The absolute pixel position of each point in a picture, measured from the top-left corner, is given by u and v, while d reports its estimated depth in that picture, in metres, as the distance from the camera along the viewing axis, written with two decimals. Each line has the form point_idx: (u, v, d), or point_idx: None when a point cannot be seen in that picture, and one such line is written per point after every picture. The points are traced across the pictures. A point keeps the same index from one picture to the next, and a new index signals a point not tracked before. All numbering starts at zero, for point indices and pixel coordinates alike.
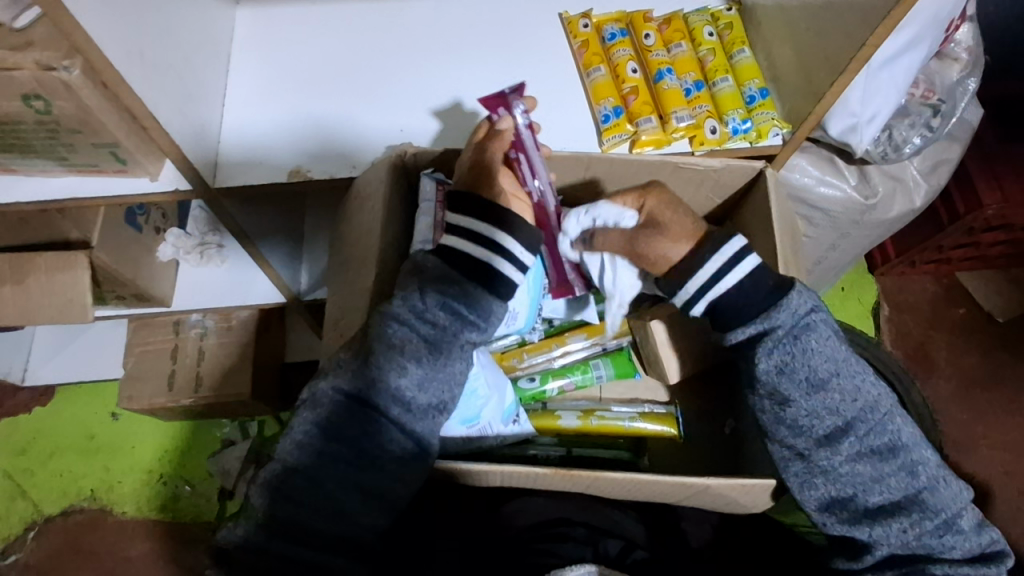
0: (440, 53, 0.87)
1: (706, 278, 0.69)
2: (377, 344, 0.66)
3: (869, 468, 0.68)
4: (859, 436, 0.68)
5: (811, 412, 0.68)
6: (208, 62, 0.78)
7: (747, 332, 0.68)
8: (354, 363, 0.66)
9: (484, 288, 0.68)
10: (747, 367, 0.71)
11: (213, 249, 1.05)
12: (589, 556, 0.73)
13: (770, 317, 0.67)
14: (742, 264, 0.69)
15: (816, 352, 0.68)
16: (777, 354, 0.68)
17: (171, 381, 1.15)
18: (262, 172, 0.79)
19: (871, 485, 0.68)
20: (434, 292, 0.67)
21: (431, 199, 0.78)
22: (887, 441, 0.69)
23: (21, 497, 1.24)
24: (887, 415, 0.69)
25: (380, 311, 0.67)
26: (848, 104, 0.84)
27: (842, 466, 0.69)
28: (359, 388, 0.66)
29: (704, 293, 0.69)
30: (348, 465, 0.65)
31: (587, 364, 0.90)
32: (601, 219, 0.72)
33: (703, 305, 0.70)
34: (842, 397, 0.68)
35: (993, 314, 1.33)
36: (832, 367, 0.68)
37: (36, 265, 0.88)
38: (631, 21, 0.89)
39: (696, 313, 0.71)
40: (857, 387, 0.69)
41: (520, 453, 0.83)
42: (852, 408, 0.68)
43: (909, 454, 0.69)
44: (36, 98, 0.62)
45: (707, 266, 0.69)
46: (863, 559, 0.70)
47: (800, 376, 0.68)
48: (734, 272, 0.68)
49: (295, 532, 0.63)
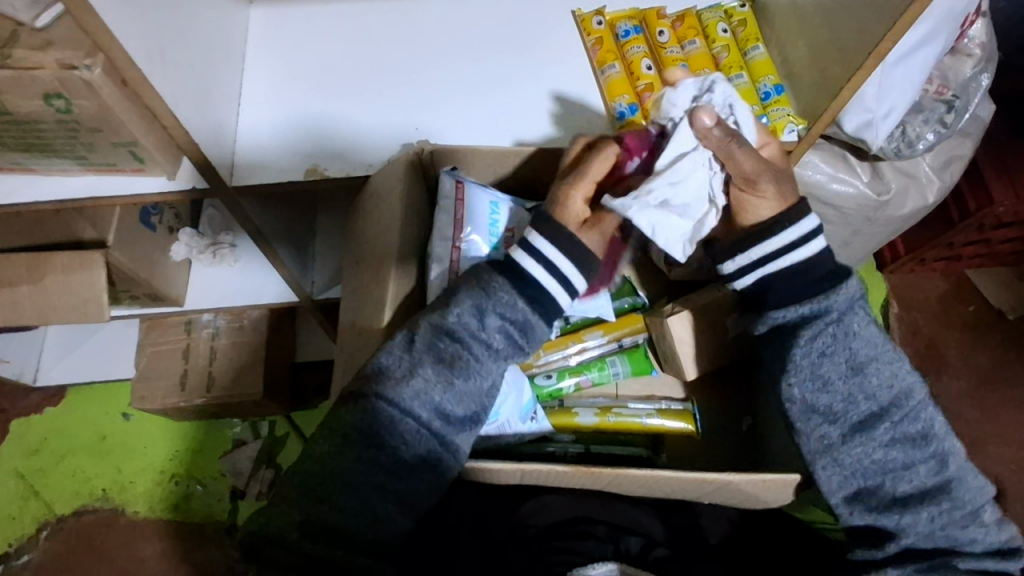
0: (453, 52, 0.87)
1: (771, 251, 0.70)
2: (431, 346, 0.68)
3: (903, 455, 0.69)
4: (893, 423, 0.69)
5: (847, 396, 0.69)
6: (225, 60, 0.79)
7: (796, 311, 0.70)
8: (403, 358, 0.68)
9: (537, 315, 0.70)
10: (778, 355, 0.72)
11: (226, 250, 1.03)
12: (610, 554, 0.74)
13: (827, 299, 0.69)
14: (811, 244, 0.70)
15: (858, 336, 0.69)
16: (821, 337, 0.69)
17: (184, 381, 1.16)
18: (277, 171, 0.79)
19: (901, 472, 0.69)
20: (493, 312, 0.69)
21: (451, 197, 0.81)
22: (921, 428, 0.70)
23: (34, 497, 1.25)
24: (922, 403, 0.70)
25: (435, 314, 0.69)
26: (864, 100, 0.84)
27: (876, 452, 0.69)
28: (403, 385, 0.67)
29: (761, 264, 0.71)
30: (385, 460, 0.65)
31: (604, 361, 0.89)
32: (735, 119, 0.70)
33: (754, 277, 0.72)
34: (880, 382, 0.70)
35: (1004, 311, 1.33)
36: (871, 351, 0.70)
37: (51, 265, 0.88)
38: (644, 18, 0.89)
39: (741, 285, 0.73)
40: (894, 374, 0.70)
41: (540, 450, 0.84)
42: (888, 394, 0.70)
43: (940, 443, 0.70)
44: (57, 98, 0.62)
45: (779, 237, 0.69)
46: (886, 547, 0.69)
47: (840, 359, 0.69)
48: (801, 249, 0.70)
49: (330, 533, 0.63)
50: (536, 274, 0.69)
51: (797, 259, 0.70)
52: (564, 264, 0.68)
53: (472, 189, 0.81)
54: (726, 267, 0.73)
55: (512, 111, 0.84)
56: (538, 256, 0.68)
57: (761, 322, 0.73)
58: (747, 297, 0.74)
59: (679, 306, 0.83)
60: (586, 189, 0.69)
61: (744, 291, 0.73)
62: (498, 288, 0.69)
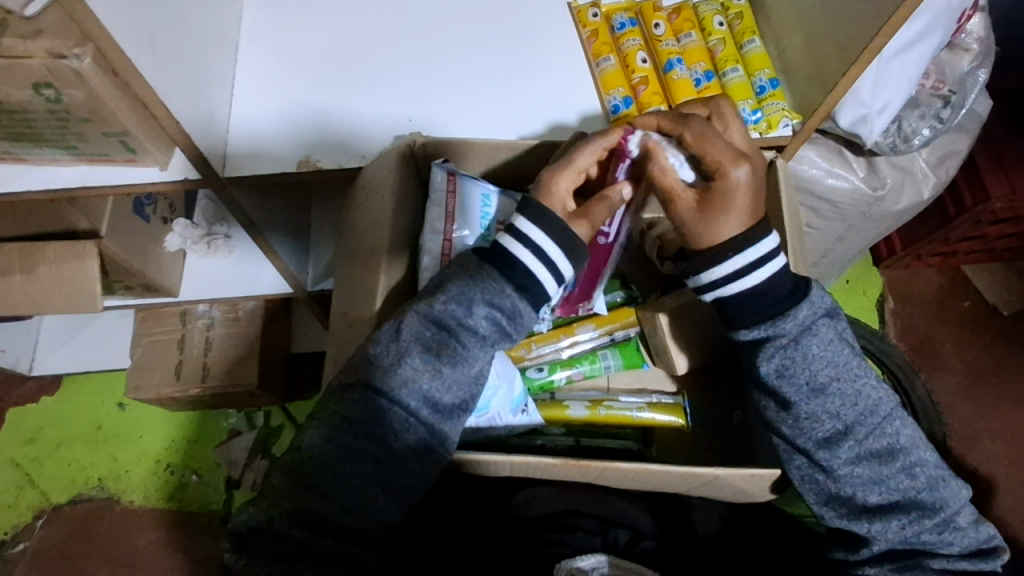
0: (441, 42, 0.86)
1: (724, 274, 0.68)
2: (407, 345, 0.68)
3: (870, 469, 0.69)
4: (858, 439, 0.69)
5: (811, 415, 0.69)
6: (218, 48, 0.78)
7: (753, 334, 0.69)
8: (371, 360, 0.68)
9: (525, 299, 0.70)
10: (750, 365, 0.72)
11: (220, 241, 1.04)
12: (599, 545, 0.74)
13: (777, 325, 0.68)
14: (765, 267, 0.68)
15: (817, 357, 0.69)
16: (779, 358, 0.69)
17: (179, 371, 1.16)
18: (270, 161, 0.79)
19: (870, 484, 0.69)
20: (480, 299, 0.69)
21: (442, 189, 0.80)
22: (886, 443, 0.69)
23: (30, 486, 1.25)
24: (887, 417, 0.70)
25: (416, 308, 0.69)
26: (859, 93, 0.84)
27: (842, 468, 0.69)
28: (381, 381, 0.67)
29: (713, 288, 0.69)
30: (375, 458, 0.65)
31: (595, 354, 0.90)
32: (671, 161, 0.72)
33: (713, 295, 0.70)
34: (843, 402, 0.69)
35: (999, 307, 1.33)
36: (832, 372, 0.69)
37: (44, 255, 0.88)
38: (640, 11, 0.90)
39: (705, 300, 0.71)
40: (857, 391, 0.69)
41: (528, 443, 0.84)
42: (852, 412, 0.69)
43: (908, 456, 0.69)
44: (47, 87, 0.61)
45: (729, 262, 0.68)
46: (861, 551, 0.70)
47: (800, 380, 0.69)
48: (750, 276, 0.68)
49: (317, 523, 0.63)
50: (527, 264, 0.69)
51: (752, 283, 0.68)
52: (553, 250, 0.69)
53: (464, 183, 0.81)
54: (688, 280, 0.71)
55: (505, 104, 0.83)
56: (521, 238, 0.69)
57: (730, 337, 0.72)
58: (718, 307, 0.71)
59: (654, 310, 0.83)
60: (566, 176, 0.71)
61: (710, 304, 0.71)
62: (488, 276, 0.69)
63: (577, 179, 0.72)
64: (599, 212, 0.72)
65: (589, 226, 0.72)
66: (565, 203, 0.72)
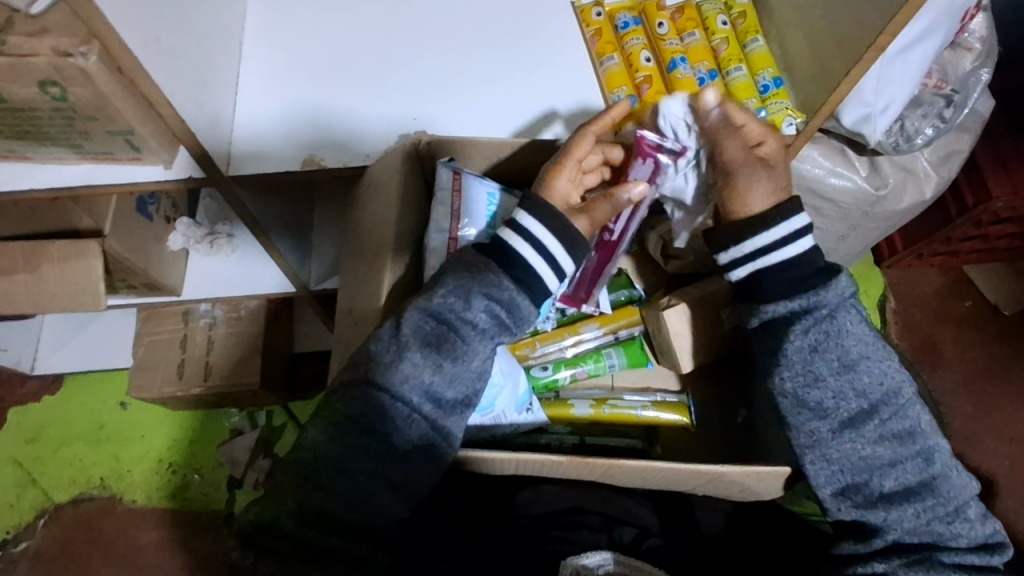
0: (444, 42, 0.87)
1: (761, 246, 0.70)
2: (410, 339, 0.67)
3: (889, 451, 0.69)
4: (882, 420, 0.69)
5: (838, 392, 0.69)
6: (221, 47, 0.78)
7: (787, 306, 0.70)
8: (372, 356, 0.68)
9: (524, 292, 0.70)
10: (772, 347, 0.72)
11: (223, 240, 1.04)
12: (604, 543, 0.75)
13: (818, 296, 0.69)
14: (799, 242, 0.70)
15: (850, 333, 0.69)
16: (813, 333, 0.69)
17: (181, 370, 1.16)
18: (274, 161, 0.79)
19: (887, 468, 0.69)
20: (478, 292, 0.69)
21: (446, 187, 0.81)
22: (908, 426, 0.69)
23: (32, 485, 1.25)
24: (909, 401, 0.70)
25: (416, 303, 0.69)
26: (862, 93, 0.84)
27: (865, 449, 0.69)
28: (381, 378, 0.67)
29: (756, 257, 0.71)
30: (380, 454, 0.65)
31: (599, 353, 0.90)
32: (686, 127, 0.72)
33: (746, 270, 0.72)
34: (871, 380, 0.69)
35: (1000, 307, 1.33)
36: (861, 349, 0.70)
37: (48, 254, 0.88)
38: (643, 10, 0.90)
39: (735, 277, 0.73)
40: (884, 371, 0.70)
41: (533, 441, 0.85)
42: (877, 391, 0.69)
43: (926, 440, 0.70)
44: (52, 85, 0.61)
45: (766, 234, 0.70)
46: (871, 542, 0.70)
47: (832, 356, 0.69)
48: (795, 244, 0.70)
49: (322, 521, 0.63)
50: (525, 254, 0.70)
51: (784, 256, 0.70)
52: (551, 242, 0.70)
53: (469, 181, 0.81)
54: (720, 258, 0.73)
55: (509, 103, 0.83)
56: (525, 235, 0.70)
57: (754, 317, 0.72)
58: (740, 288, 0.74)
59: (676, 299, 0.83)
60: (566, 171, 0.71)
61: (736, 283, 0.73)
62: (484, 269, 0.70)
63: (579, 170, 0.73)
64: (601, 210, 0.73)
65: (590, 222, 0.73)
66: (566, 196, 0.73)
